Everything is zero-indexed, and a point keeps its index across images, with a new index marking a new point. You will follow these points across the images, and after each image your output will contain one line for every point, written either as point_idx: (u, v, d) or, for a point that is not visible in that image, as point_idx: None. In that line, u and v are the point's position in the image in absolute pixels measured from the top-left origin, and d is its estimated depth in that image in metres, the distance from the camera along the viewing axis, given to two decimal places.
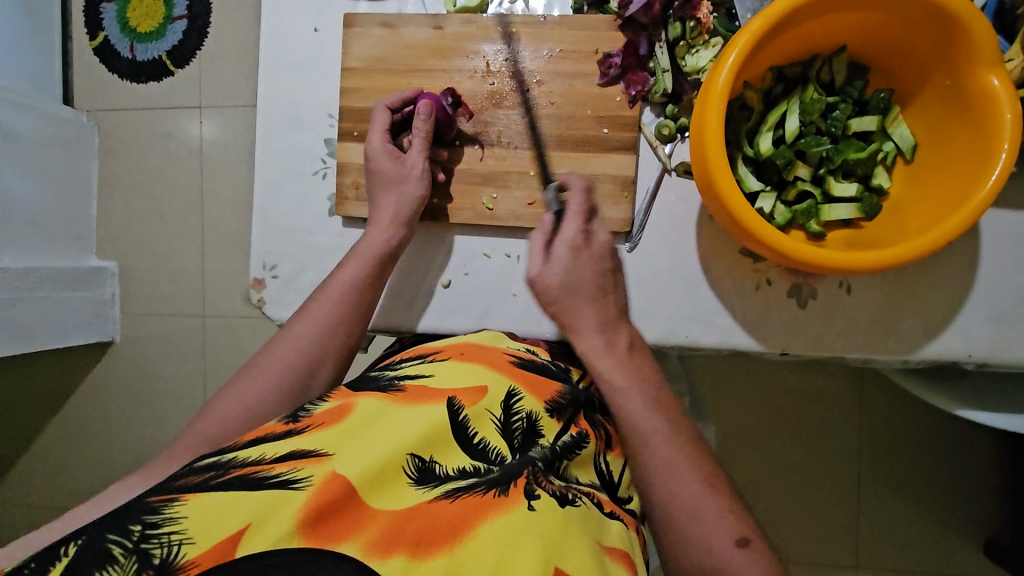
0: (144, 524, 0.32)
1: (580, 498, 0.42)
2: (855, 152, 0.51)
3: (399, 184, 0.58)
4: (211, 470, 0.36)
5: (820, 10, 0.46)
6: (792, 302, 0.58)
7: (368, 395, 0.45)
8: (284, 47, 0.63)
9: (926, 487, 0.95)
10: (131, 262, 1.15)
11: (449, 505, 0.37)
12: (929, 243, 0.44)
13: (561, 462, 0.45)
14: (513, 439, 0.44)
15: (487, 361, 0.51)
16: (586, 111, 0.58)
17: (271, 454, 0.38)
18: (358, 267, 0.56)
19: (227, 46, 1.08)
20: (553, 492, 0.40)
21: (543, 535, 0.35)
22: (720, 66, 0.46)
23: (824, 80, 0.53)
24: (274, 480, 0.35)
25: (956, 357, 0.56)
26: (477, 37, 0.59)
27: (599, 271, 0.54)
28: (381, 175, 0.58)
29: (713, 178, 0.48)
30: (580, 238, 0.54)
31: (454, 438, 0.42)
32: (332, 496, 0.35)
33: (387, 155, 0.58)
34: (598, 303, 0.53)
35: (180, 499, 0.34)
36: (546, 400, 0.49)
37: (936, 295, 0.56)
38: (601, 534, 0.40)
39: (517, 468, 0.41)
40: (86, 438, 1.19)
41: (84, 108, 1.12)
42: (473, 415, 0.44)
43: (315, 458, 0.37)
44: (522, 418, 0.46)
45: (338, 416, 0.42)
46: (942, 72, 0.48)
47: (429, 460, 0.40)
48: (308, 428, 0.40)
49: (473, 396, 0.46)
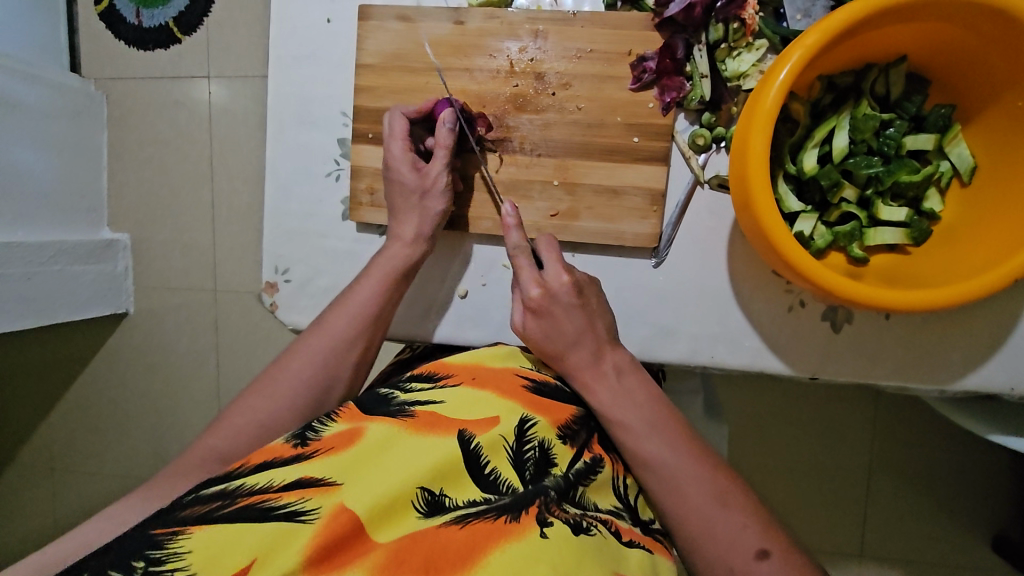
0: (147, 560, 0.31)
1: (596, 526, 0.41)
2: (908, 174, 0.47)
3: (420, 195, 0.55)
4: (218, 498, 0.35)
5: (885, 20, 0.41)
6: (825, 325, 0.55)
7: (379, 419, 0.43)
8: (295, 37, 0.59)
9: (943, 493, 0.94)
10: (142, 235, 1.13)
11: (458, 530, 0.36)
12: (986, 285, 0.41)
13: (577, 489, 0.43)
14: (525, 471, 0.42)
15: (499, 387, 0.48)
16: (616, 118, 0.54)
17: (278, 481, 0.36)
18: (374, 282, 0.54)
19: (236, 16, 1.04)
20: (567, 520, 0.39)
21: (554, 563, 0.34)
22: (770, 81, 0.42)
23: (878, 93, 0.48)
24: (281, 512, 0.34)
25: (997, 390, 0.53)
26: (500, 33, 0.55)
27: (560, 318, 0.51)
28: (400, 185, 0.55)
29: (753, 202, 0.44)
30: (535, 296, 0.52)
31: (467, 470, 0.41)
32: (339, 532, 0.34)
33: (408, 163, 0.55)
34: (568, 347, 0.51)
35: (184, 530, 0.32)
36: (558, 425, 0.47)
37: (983, 323, 0.53)
38: (618, 564, 0.38)
39: (529, 496, 0.40)
40: (102, 411, 1.21)
41: (92, 76, 1.09)
42: (485, 444, 0.42)
43: (323, 488, 0.36)
44: (534, 447, 0.44)
45: (349, 441, 0.40)
46: (1015, 92, 0.43)
47: (439, 493, 0.38)
48: (317, 453, 0.39)
49: (485, 425, 0.43)
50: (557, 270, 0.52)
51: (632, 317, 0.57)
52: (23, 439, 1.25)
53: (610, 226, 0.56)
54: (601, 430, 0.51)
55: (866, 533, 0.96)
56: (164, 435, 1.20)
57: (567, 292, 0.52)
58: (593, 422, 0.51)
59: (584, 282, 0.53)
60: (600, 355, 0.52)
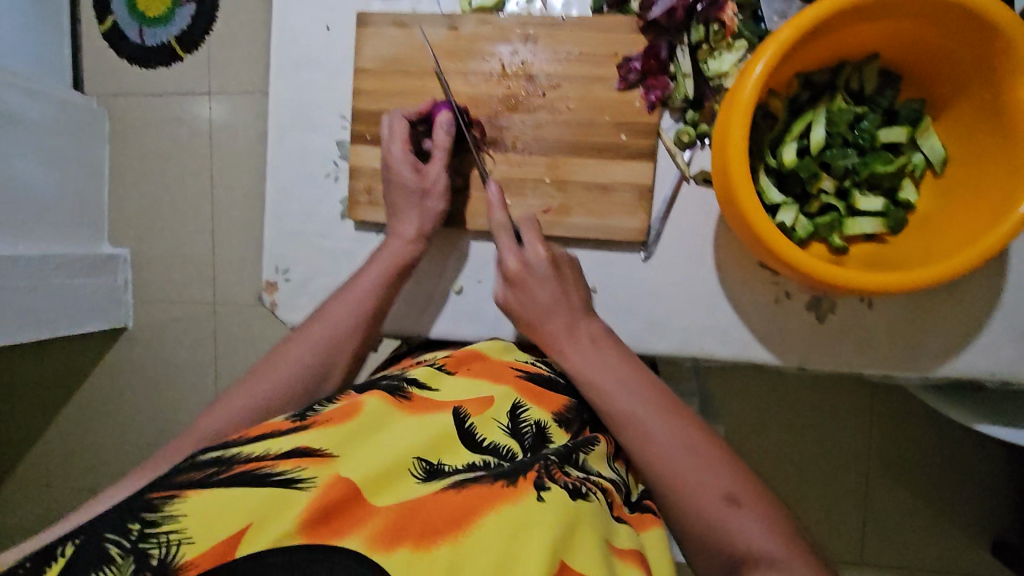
0: (142, 522, 0.31)
1: (594, 492, 0.41)
2: (882, 165, 0.50)
3: (421, 197, 0.57)
4: (215, 465, 0.35)
5: (853, 18, 0.44)
6: (810, 315, 0.56)
7: (376, 394, 0.44)
8: (296, 44, 0.62)
9: (938, 491, 0.94)
10: (142, 248, 1.15)
11: (455, 496, 0.35)
12: (959, 267, 0.43)
13: (577, 455, 0.44)
14: (523, 440, 0.44)
15: (494, 375, 0.51)
16: (604, 117, 0.57)
17: (275, 449, 0.36)
18: (372, 276, 0.56)
19: (236, 31, 1.07)
20: (566, 483, 0.39)
21: (552, 527, 0.34)
22: (747, 75, 0.45)
23: (853, 89, 0.51)
24: (277, 477, 0.34)
25: (978, 375, 0.55)
26: (493, 38, 0.58)
27: (539, 289, 0.54)
28: (400, 186, 0.57)
29: (736, 192, 0.46)
30: (513, 267, 0.55)
31: (462, 442, 0.41)
32: (336, 495, 0.34)
33: (408, 165, 0.57)
34: (544, 317, 0.54)
35: (180, 494, 0.32)
36: (552, 412, 0.49)
37: (963, 310, 0.54)
38: (612, 535, 0.39)
39: (528, 463, 0.40)
40: (100, 423, 1.21)
41: (95, 93, 1.12)
42: (479, 421, 0.44)
43: (320, 457, 0.36)
44: (530, 424, 0.46)
45: (347, 415, 0.41)
46: (980, 85, 0.46)
47: (438, 463, 0.39)
48: (314, 425, 0.39)
49: (480, 405, 0.46)
50: (534, 245, 0.55)
51: (623, 311, 0.59)
52: (20, 452, 1.25)
53: (601, 222, 0.57)
54: (595, 423, 0.52)
55: (864, 534, 0.96)
56: (161, 446, 1.20)
57: (546, 265, 0.55)
58: (586, 415, 0.52)
59: (562, 259, 0.56)
60: (575, 324, 0.53)
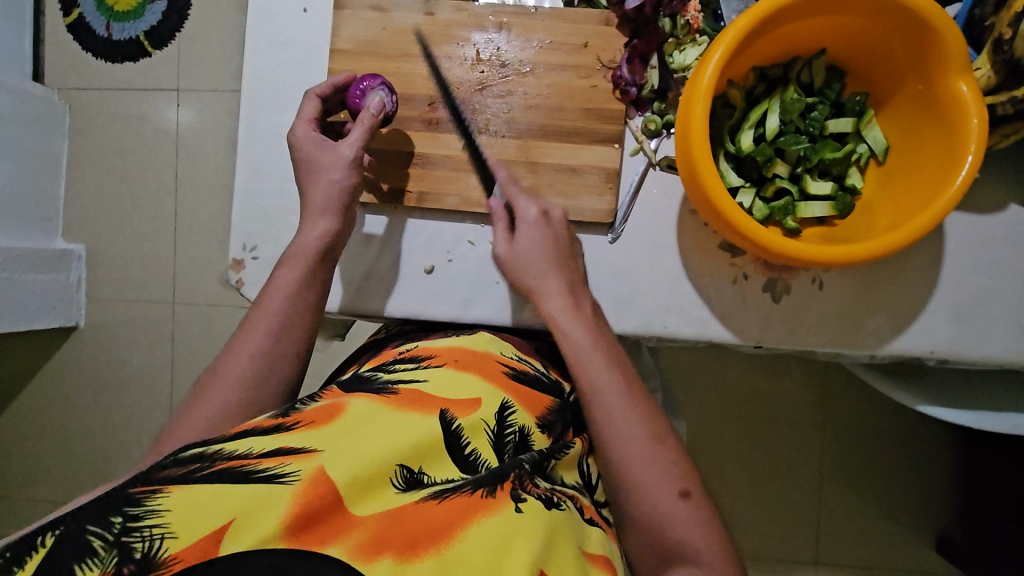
0: (125, 516, 0.29)
1: (564, 501, 0.40)
2: (831, 152, 0.53)
3: (328, 172, 0.54)
4: (196, 461, 0.32)
5: (802, 12, 0.48)
6: (766, 296, 0.59)
7: (361, 395, 0.41)
8: (271, 24, 0.62)
9: (889, 487, 0.98)
10: (98, 244, 1.11)
11: (436, 507, 0.34)
12: (899, 239, 0.46)
13: (550, 462, 0.44)
14: (504, 453, 0.42)
15: (480, 370, 0.48)
16: (573, 104, 0.59)
17: (258, 449, 0.34)
18: (294, 264, 0.51)
19: (207, 27, 1.06)
20: (539, 495, 0.38)
21: (531, 539, 0.33)
22: (707, 61, 0.48)
23: (804, 82, 0.55)
24: (261, 475, 0.32)
25: (919, 353, 0.58)
26: (468, 25, 0.60)
27: (541, 240, 0.55)
28: (307, 163, 0.54)
29: (697, 171, 0.49)
30: (534, 214, 0.56)
31: (446, 451, 0.39)
32: (318, 499, 0.32)
33: (315, 144, 0.55)
34: (546, 271, 0.54)
35: (163, 490, 0.30)
36: (538, 415, 0.47)
37: (904, 291, 0.58)
38: (584, 540, 0.38)
39: (503, 471, 0.38)
40: (44, 428, 1.15)
41: (55, 86, 1.09)
42: (467, 427, 0.41)
43: (301, 455, 0.34)
44: (515, 431, 0.43)
45: (329, 416, 0.38)
46: (916, 77, 0.50)
47: (417, 472, 0.37)
48: (297, 424, 0.36)
49: (466, 406, 0.42)
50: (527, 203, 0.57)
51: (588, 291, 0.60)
52: None
53: (570, 203, 0.59)
54: (576, 424, 0.51)
55: (819, 533, 0.98)
56: (108, 453, 1.14)
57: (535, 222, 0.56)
58: (568, 416, 0.51)
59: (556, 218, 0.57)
60: (578, 292, 0.54)
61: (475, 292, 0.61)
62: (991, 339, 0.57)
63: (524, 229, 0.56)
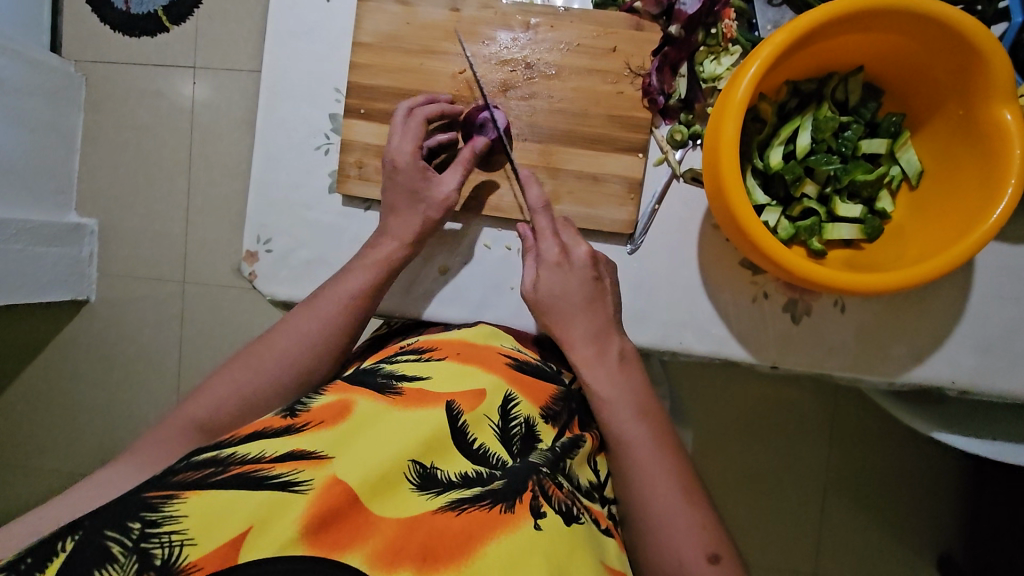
0: (143, 522, 0.29)
1: (583, 513, 0.39)
2: (862, 173, 0.52)
3: (415, 202, 0.55)
4: (210, 465, 0.32)
5: (844, 28, 0.46)
6: (786, 316, 0.58)
7: (366, 392, 0.40)
8: (294, 13, 0.61)
9: (894, 507, 0.97)
10: (111, 221, 1.11)
11: (454, 518, 0.32)
12: (931, 271, 0.45)
13: (564, 462, 0.42)
14: (512, 445, 0.41)
15: (482, 363, 0.47)
16: (597, 108, 0.58)
17: (270, 452, 0.34)
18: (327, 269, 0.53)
19: (226, 7, 1.05)
20: (558, 506, 0.36)
21: (548, 557, 0.32)
22: (741, 75, 0.46)
23: (838, 99, 0.53)
24: (275, 481, 0.31)
25: (940, 383, 0.57)
26: (493, 22, 0.58)
27: (570, 283, 0.53)
28: (404, 190, 0.55)
29: (725, 188, 0.47)
30: (555, 255, 0.54)
31: (454, 443, 0.38)
32: (333, 501, 0.31)
33: (418, 174, 0.55)
34: (574, 315, 0.53)
35: (179, 495, 0.30)
36: (541, 405, 0.46)
37: (928, 321, 0.57)
38: (603, 552, 0.37)
39: (522, 478, 0.37)
40: (52, 399, 1.16)
41: (72, 58, 1.07)
42: (471, 420, 0.40)
43: (315, 460, 0.33)
44: (520, 423, 0.42)
45: (338, 414, 0.37)
46: (957, 101, 0.48)
47: (430, 466, 0.36)
48: (307, 425, 0.36)
49: (470, 399, 0.42)
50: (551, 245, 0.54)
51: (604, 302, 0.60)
52: None
53: (589, 212, 0.58)
54: (583, 412, 0.51)
55: (820, 547, 0.98)
56: (114, 428, 1.15)
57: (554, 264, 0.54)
58: (574, 405, 0.50)
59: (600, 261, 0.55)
60: (605, 337, 0.53)
61: (490, 297, 0.60)
62: (1013, 372, 0.56)
63: (543, 271, 0.54)
